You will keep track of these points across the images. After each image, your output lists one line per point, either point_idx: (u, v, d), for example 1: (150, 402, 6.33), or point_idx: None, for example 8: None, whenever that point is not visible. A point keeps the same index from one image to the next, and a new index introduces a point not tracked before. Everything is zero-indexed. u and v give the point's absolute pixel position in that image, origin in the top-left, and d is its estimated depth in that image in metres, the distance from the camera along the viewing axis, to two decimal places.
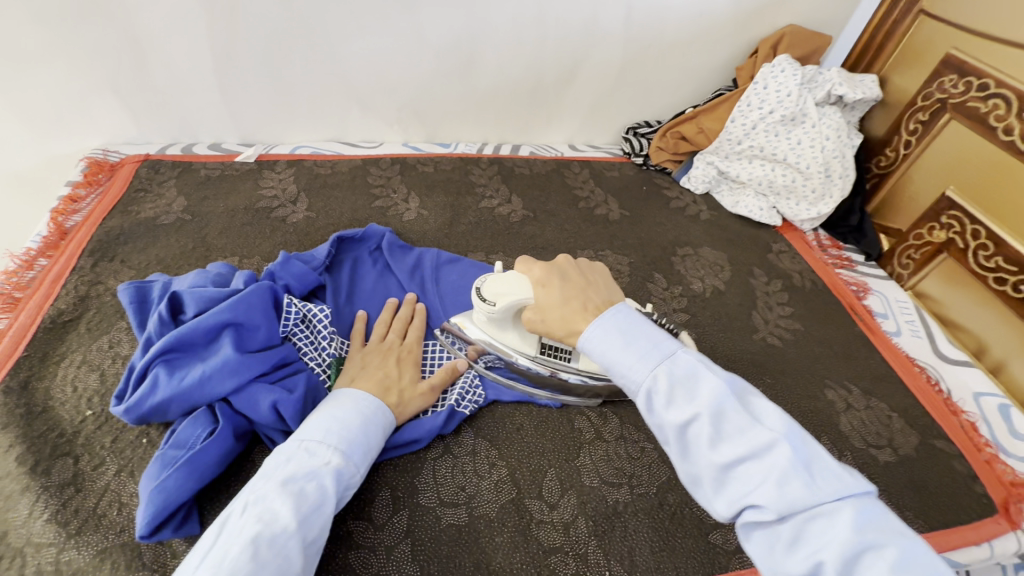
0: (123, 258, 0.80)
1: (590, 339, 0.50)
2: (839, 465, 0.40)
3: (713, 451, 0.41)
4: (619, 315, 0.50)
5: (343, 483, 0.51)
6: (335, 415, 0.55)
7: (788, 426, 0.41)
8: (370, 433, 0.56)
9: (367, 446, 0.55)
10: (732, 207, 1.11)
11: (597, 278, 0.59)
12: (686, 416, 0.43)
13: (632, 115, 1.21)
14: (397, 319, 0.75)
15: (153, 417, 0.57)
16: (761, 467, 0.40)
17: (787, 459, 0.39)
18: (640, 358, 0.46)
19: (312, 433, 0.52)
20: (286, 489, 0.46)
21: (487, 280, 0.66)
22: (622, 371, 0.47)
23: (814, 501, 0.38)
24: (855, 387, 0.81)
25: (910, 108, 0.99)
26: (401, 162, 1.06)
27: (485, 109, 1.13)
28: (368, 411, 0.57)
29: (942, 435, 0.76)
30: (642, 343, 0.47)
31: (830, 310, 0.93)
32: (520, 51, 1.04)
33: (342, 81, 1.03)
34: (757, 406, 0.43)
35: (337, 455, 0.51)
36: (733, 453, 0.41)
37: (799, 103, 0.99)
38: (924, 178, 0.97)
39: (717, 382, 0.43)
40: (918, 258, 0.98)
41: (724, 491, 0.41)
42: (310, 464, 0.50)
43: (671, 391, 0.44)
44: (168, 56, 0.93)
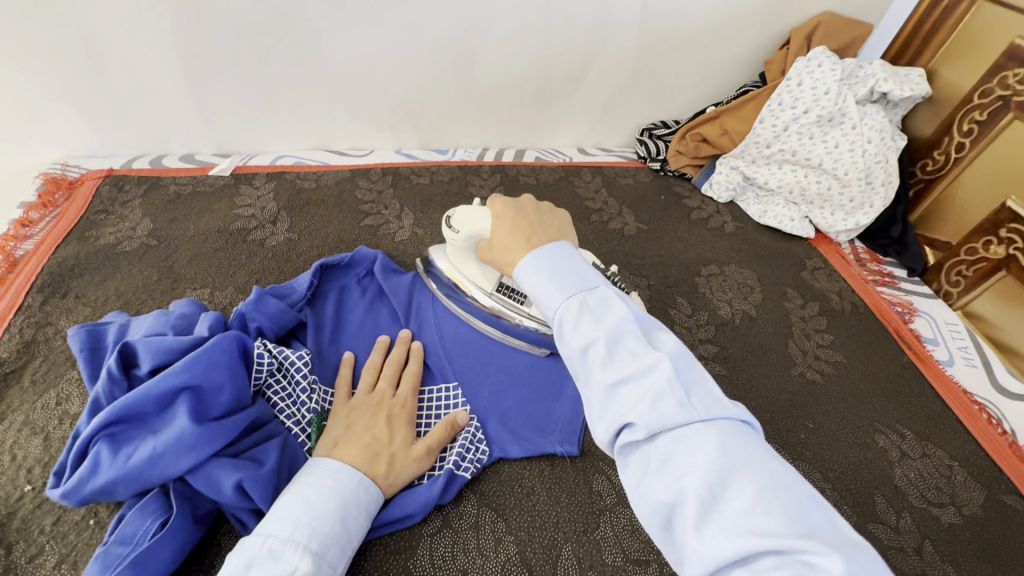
0: (78, 293, 0.71)
1: (524, 270, 0.48)
2: (724, 397, 0.38)
3: (601, 371, 0.39)
4: (556, 250, 0.48)
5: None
6: (308, 502, 0.47)
7: (677, 355, 0.40)
8: (348, 522, 0.48)
9: (344, 539, 0.47)
10: (760, 218, 1.00)
11: (554, 214, 0.57)
12: (586, 339, 0.41)
13: (648, 115, 1.10)
14: (389, 365, 0.65)
15: (95, 501, 0.48)
16: (640, 388, 0.37)
17: (666, 376, 0.37)
18: (559, 288, 0.45)
19: (280, 528, 0.44)
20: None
21: (458, 211, 0.65)
22: (540, 301, 0.46)
23: (686, 418, 0.36)
24: (908, 431, 0.71)
25: (963, 106, 0.88)
26: (393, 172, 0.96)
27: (485, 110, 1.02)
28: (349, 493, 0.49)
29: (1010, 488, 0.67)
30: (567, 275, 0.45)
31: (874, 337, 0.83)
32: (524, 47, 0.94)
33: (326, 83, 0.92)
34: (659, 338, 0.42)
35: (307, 557, 0.43)
36: (619, 373, 0.38)
37: (838, 101, 0.88)
38: (979, 185, 0.87)
39: (624, 310, 0.42)
40: (969, 276, 0.88)
41: (606, 412, 0.38)
42: (274, 572, 0.41)
43: (578, 317, 0.42)
44: (129, 59, 0.83)
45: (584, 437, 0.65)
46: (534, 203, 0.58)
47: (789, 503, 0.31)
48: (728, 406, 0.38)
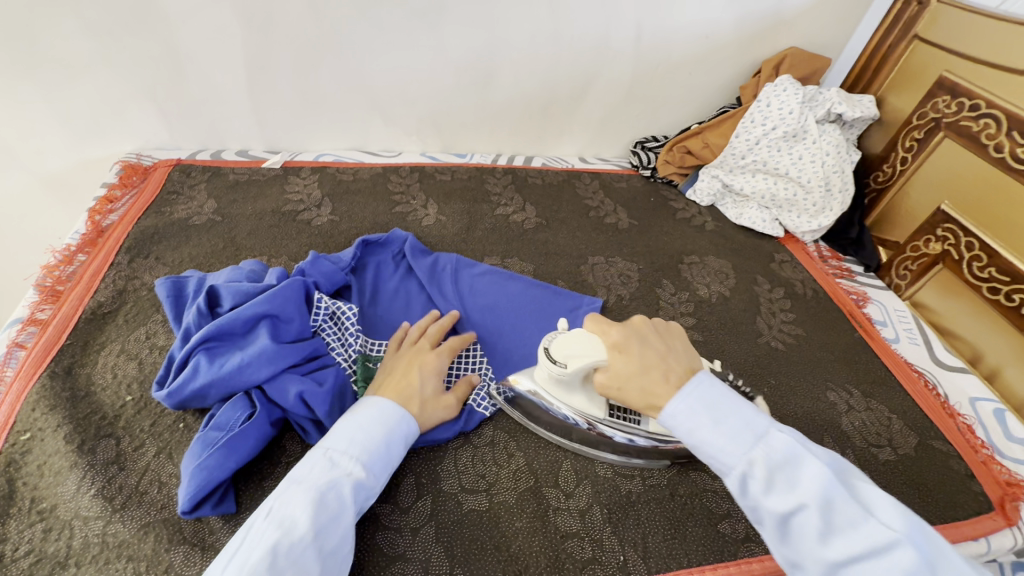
0: (158, 255, 0.84)
1: (676, 416, 0.49)
2: (973, 569, 0.37)
3: (820, 546, 0.41)
4: (703, 389, 0.50)
5: (363, 493, 0.53)
6: (359, 426, 0.57)
7: (908, 522, 0.39)
8: (391, 446, 0.57)
9: (388, 459, 0.56)
10: (736, 219, 1.15)
11: (675, 345, 0.57)
12: (788, 505, 0.42)
13: (641, 130, 1.26)
14: (432, 334, 0.73)
15: (191, 402, 0.61)
16: (879, 567, 0.38)
17: (909, 561, 0.37)
18: (731, 439, 0.46)
19: (337, 443, 0.55)
20: (307, 498, 0.48)
21: (556, 338, 0.64)
22: (710, 451, 0.47)
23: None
24: (855, 390, 0.84)
25: (905, 127, 1.05)
26: (419, 171, 1.11)
27: (500, 121, 1.18)
28: (393, 423, 0.58)
29: (939, 436, 0.80)
30: (732, 421, 0.47)
31: (831, 317, 0.96)
32: (535, 68, 1.10)
33: (366, 92, 1.08)
34: (868, 494, 0.42)
35: (357, 467, 0.53)
36: (847, 550, 0.40)
37: (801, 120, 1.04)
38: (919, 192, 1.02)
39: (820, 470, 0.42)
40: (914, 270, 1.03)
41: None
42: (330, 474, 0.52)
43: (768, 478, 0.44)
44: (204, 68, 0.99)
45: None
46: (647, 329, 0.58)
47: None
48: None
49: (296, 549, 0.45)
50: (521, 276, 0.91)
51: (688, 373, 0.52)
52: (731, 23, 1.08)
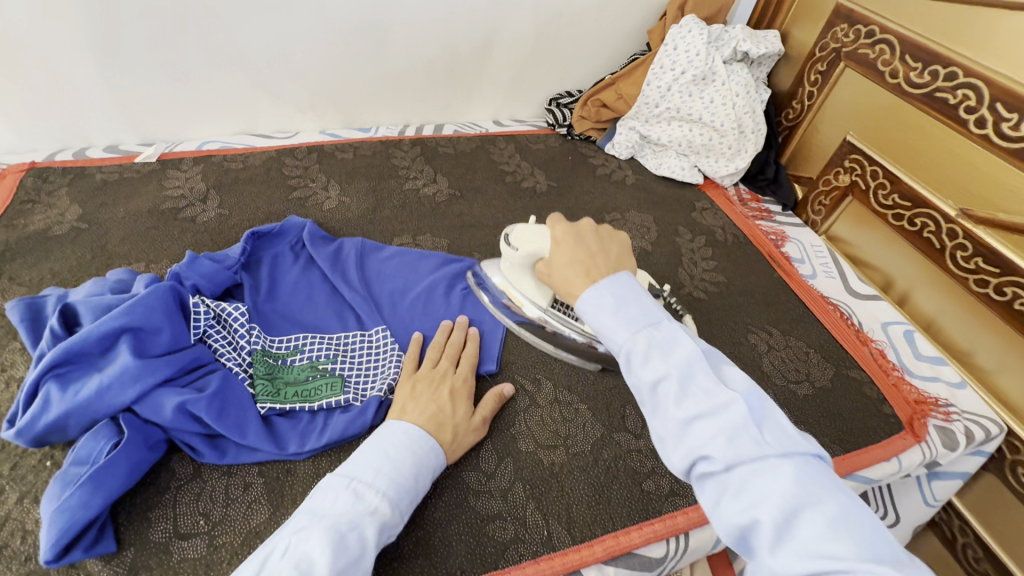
0: (12, 275, 0.74)
1: (588, 301, 0.51)
2: (795, 430, 0.41)
3: (676, 407, 0.43)
4: (620, 283, 0.51)
5: (386, 533, 0.49)
6: (388, 455, 0.53)
7: (750, 391, 0.43)
8: (418, 479, 0.54)
9: (414, 490, 0.53)
10: (656, 170, 1.13)
11: (610, 239, 0.59)
12: (658, 375, 0.45)
13: (554, 86, 1.21)
14: (456, 338, 0.72)
15: (51, 437, 0.54)
16: (716, 423, 0.42)
17: (741, 417, 0.41)
18: (626, 323, 0.49)
19: (362, 473, 0.51)
20: (329, 537, 0.44)
21: (517, 228, 0.71)
22: (605, 332, 0.50)
23: (761, 453, 0.40)
24: (775, 329, 0.85)
25: (809, 60, 1.04)
26: (318, 150, 1.02)
27: (403, 89, 1.10)
28: (422, 453, 0.55)
29: (854, 364, 0.82)
30: (631, 308, 0.49)
31: (751, 260, 0.97)
32: (430, 27, 1.02)
33: (244, 68, 0.97)
34: (728, 374, 0.46)
35: (384, 502, 0.50)
36: (695, 410, 0.43)
37: (708, 62, 1.02)
38: (827, 126, 1.02)
39: (692, 348, 0.46)
40: (827, 204, 1.04)
41: (682, 444, 0.43)
42: (354, 509, 0.48)
43: (647, 351, 0.47)
44: (43, 54, 0.86)
45: (502, 359, 0.74)
46: (596, 231, 0.60)
47: (862, 533, 0.35)
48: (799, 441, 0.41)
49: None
50: (434, 255, 0.86)
51: (611, 271, 0.54)
52: None
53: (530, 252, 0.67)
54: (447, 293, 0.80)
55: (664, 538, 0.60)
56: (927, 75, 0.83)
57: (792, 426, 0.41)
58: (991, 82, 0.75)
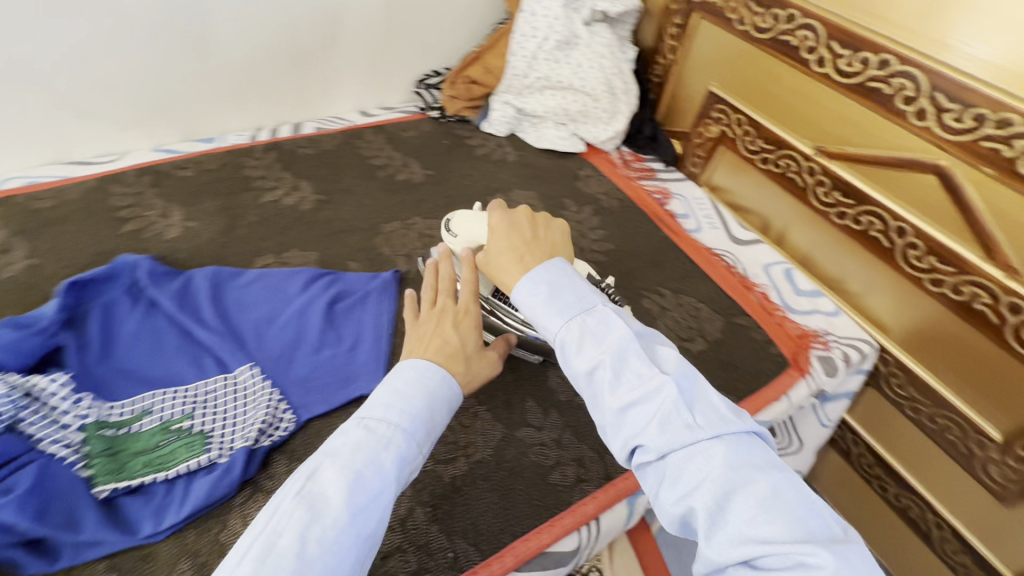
0: None
1: (522, 293, 0.49)
2: (728, 409, 0.40)
3: (612, 397, 0.42)
4: (553, 270, 0.49)
5: (408, 465, 0.43)
6: (394, 388, 0.47)
7: (682, 372, 0.42)
8: (434, 411, 0.47)
9: (429, 426, 0.46)
10: (537, 143, 1.09)
11: (548, 226, 0.56)
12: (592, 363, 0.43)
13: (418, 66, 1.13)
14: (445, 268, 0.58)
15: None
16: (649, 410, 0.40)
17: (672, 401, 0.40)
18: (558, 312, 0.47)
19: (372, 409, 0.45)
20: (342, 477, 0.39)
21: (459, 214, 0.67)
22: (538, 321, 0.48)
23: (694, 438, 0.39)
24: (667, 289, 0.85)
25: (666, 14, 1.03)
26: (151, 171, 0.89)
27: (245, 87, 0.98)
28: (433, 383, 0.48)
29: (742, 311, 0.84)
30: (563, 296, 0.47)
31: (638, 223, 0.97)
32: (259, 14, 0.90)
33: (32, 85, 0.81)
34: (662, 355, 0.44)
35: (399, 432, 0.43)
36: (629, 398, 0.41)
37: (569, 26, 1.00)
38: (692, 79, 1.03)
39: (624, 330, 0.44)
40: (704, 156, 1.06)
41: (620, 434, 0.41)
42: (367, 444, 0.42)
43: (580, 340, 0.45)
44: None
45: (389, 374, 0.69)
46: (529, 216, 0.56)
47: (791, 508, 0.35)
48: (734, 418, 0.40)
49: (324, 533, 0.37)
50: (302, 273, 0.77)
51: (544, 256, 0.52)
52: None
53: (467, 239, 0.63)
54: (320, 313, 0.73)
55: (575, 528, 0.59)
56: (771, 19, 0.85)
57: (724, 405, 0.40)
58: (825, 21, 0.77)
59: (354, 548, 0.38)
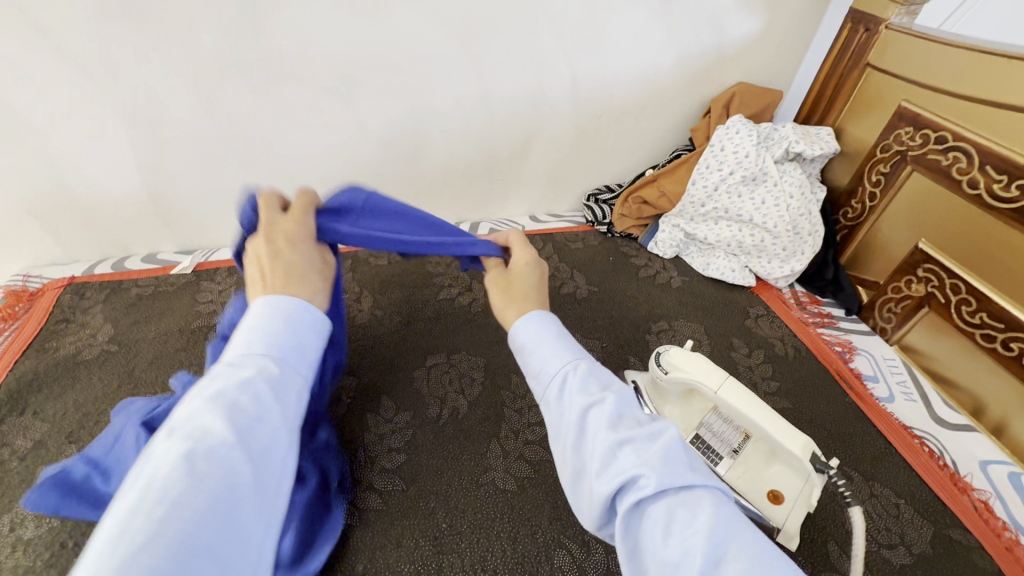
0: (36, 409, 0.71)
1: (523, 329, 0.51)
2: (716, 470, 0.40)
3: (608, 429, 0.40)
4: (547, 315, 0.52)
5: (286, 392, 0.38)
6: (250, 329, 0.40)
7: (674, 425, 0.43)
8: (299, 343, 0.41)
9: (299, 350, 0.41)
10: (704, 270, 1.06)
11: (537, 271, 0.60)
12: (592, 400, 0.43)
13: (592, 181, 1.18)
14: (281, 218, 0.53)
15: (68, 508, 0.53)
16: (646, 449, 0.39)
17: (672, 441, 0.40)
18: (561, 351, 0.48)
19: (232, 349, 0.39)
20: (212, 413, 0.33)
21: (670, 349, 0.71)
22: (539, 359, 0.48)
23: (689, 480, 0.37)
24: (855, 472, 0.74)
25: (870, 160, 0.98)
26: (352, 257, 1.00)
27: (439, 190, 1.08)
28: (287, 311, 0.42)
29: (955, 521, 0.70)
30: (565, 341, 0.49)
31: (818, 379, 0.88)
32: (468, 131, 1.00)
33: (282, 178, 0.96)
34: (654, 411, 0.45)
35: (268, 359, 0.38)
36: (627, 433, 0.40)
37: (758, 163, 0.97)
38: (894, 229, 0.94)
39: (624, 382, 0.45)
40: (899, 312, 0.94)
41: (609, 471, 0.39)
42: (233, 374, 0.36)
43: (585, 378, 0.45)
44: (88, 174, 0.86)
45: (545, 513, 0.66)
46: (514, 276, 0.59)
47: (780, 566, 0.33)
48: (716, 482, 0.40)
49: (223, 458, 0.32)
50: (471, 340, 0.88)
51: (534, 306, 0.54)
52: (672, 65, 1.01)
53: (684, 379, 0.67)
54: (468, 418, 0.75)
55: None
56: (1014, 189, 0.74)
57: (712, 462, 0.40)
58: None
59: (222, 493, 0.30)
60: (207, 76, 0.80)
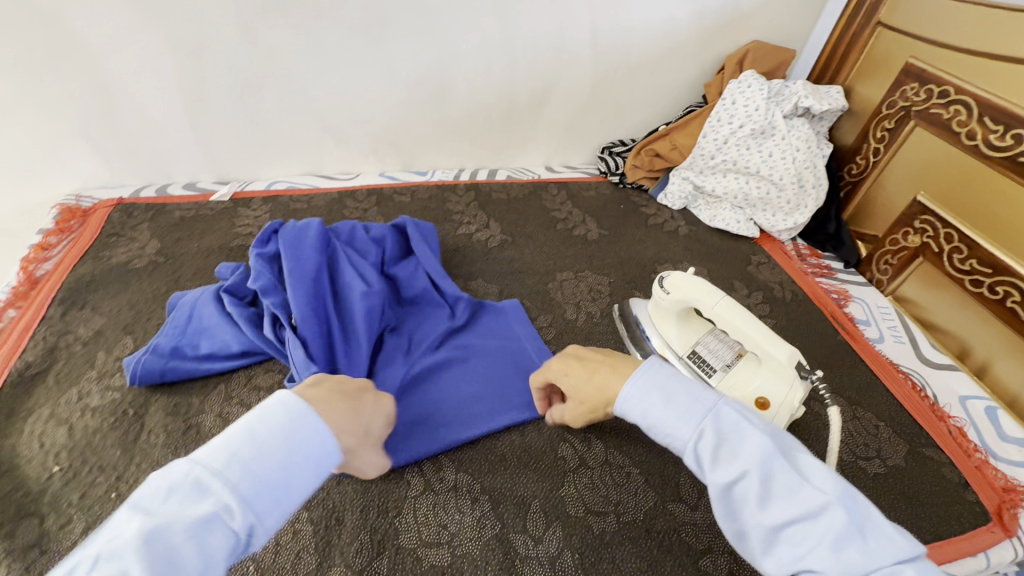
0: (94, 305, 0.79)
1: (630, 397, 0.47)
2: (901, 535, 0.36)
3: (760, 511, 0.39)
4: (657, 371, 0.47)
5: (242, 546, 0.33)
6: (249, 438, 0.36)
7: (838, 485, 0.38)
8: (291, 472, 0.37)
9: (283, 489, 0.36)
10: (710, 222, 1.11)
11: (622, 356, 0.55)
12: (733, 476, 0.40)
13: (607, 135, 1.23)
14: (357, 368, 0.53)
15: (170, 370, 0.69)
16: (811, 529, 0.37)
17: (842, 523, 0.36)
18: (683, 414, 0.44)
19: (211, 458, 0.35)
20: (143, 555, 0.29)
21: (672, 274, 0.76)
22: (661, 429, 0.44)
23: (876, 564, 0.34)
24: (841, 398, 0.80)
25: (876, 117, 1.01)
26: (377, 193, 1.06)
27: (461, 135, 1.13)
28: (294, 428, 0.38)
29: (930, 442, 0.76)
30: (681, 398, 0.45)
31: (812, 320, 0.93)
32: (490, 77, 1.05)
33: (314, 115, 1.02)
34: (805, 462, 0.41)
35: (237, 498, 0.34)
36: (783, 513, 0.38)
37: (768, 117, 1.01)
38: (895, 183, 0.98)
39: (762, 438, 0.41)
40: (895, 263, 0.99)
41: (775, 554, 0.38)
42: (192, 510, 0.32)
43: (715, 448, 0.42)
44: (138, 100, 0.92)
45: None
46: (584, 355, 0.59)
47: None
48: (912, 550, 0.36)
49: None
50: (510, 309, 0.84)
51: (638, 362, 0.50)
52: (690, 19, 1.05)
53: (685, 299, 0.72)
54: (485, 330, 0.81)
55: None
56: (1008, 138, 0.78)
57: (893, 525, 0.36)
58: None
59: None
60: (250, 9, 0.85)
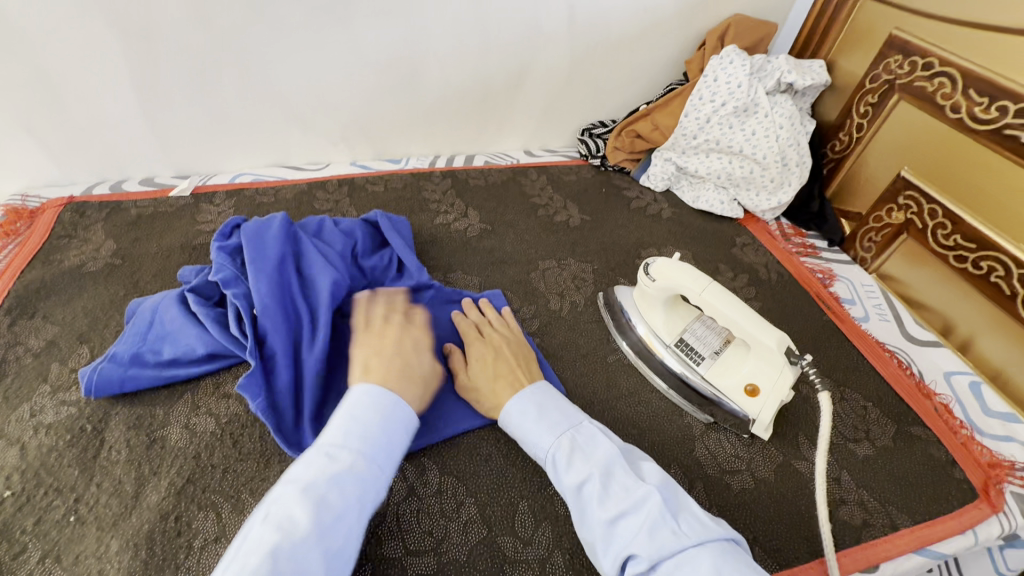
0: (46, 313, 0.74)
1: (512, 408, 0.60)
2: (707, 518, 0.47)
3: (601, 508, 0.49)
4: (539, 390, 0.62)
5: (370, 491, 0.45)
6: (356, 420, 0.49)
7: (663, 484, 0.50)
8: (391, 436, 0.50)
9: (390, 450, 0.49)
10: (693, 203, 1.09)
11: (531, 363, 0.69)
12: (582, 477, 0.51)
13: (587, 116, 1.19)
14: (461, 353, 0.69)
15: (130, 379, 0.64)
16: (638, 518, 0.47)
17: (658, 510, 0.47)
18: (551, 427, 0.57)
19: (331, 437, 0.47)
20: (305, 509, 0.40)
21: (657, 260, 0.74)
22: (531, 436, 0.57)
23: (681, 544, 0.44)
24: (828, 379, 0.79)
25: (859, 91, 0.99)
26: (349, 183, 1.01)
27: (436, 119, 1.09)
28: (388, 411, 0.51)
29: (917, 420, 0.76)
30: (551, 414, 0.58)
31: (798, 301, 0.92)
32: (464, 58, 1.00)
33: (278, 102, 0.96)
34: (645, 469, 0.53)
35: (360, 457, 0.46)
36: (618, 509, 0.48)
37: (750, 94, 0.98)
38: (879, 159, 0.97)
39: (611, 447, 0.54)
40: (878, 240, 0.98)
41: (611, 547, 0.47)
42: (329, 469, 0.44)
43: (571, 454, 0.54)
44: (84, 90, 0.86)
45: None
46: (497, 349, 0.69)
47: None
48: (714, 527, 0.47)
49: (298, 554, 0.38)
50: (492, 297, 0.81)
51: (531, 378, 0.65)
52: None
53: (670, 285, 0.70)
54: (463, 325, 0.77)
55: None
56: (994, 110, 0.77)
57: (702, 512, 0.47)
58: None
59: None
60: None
